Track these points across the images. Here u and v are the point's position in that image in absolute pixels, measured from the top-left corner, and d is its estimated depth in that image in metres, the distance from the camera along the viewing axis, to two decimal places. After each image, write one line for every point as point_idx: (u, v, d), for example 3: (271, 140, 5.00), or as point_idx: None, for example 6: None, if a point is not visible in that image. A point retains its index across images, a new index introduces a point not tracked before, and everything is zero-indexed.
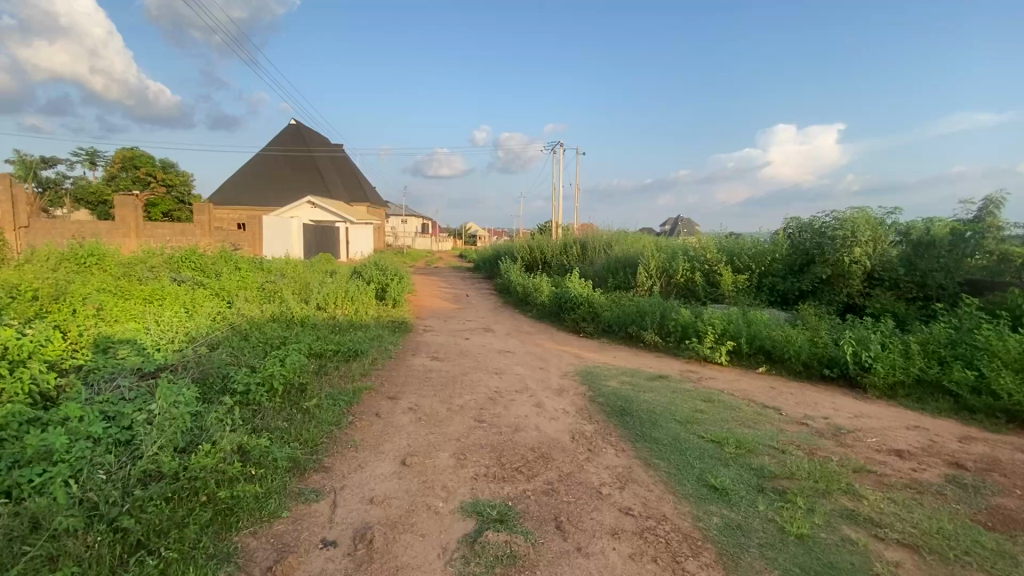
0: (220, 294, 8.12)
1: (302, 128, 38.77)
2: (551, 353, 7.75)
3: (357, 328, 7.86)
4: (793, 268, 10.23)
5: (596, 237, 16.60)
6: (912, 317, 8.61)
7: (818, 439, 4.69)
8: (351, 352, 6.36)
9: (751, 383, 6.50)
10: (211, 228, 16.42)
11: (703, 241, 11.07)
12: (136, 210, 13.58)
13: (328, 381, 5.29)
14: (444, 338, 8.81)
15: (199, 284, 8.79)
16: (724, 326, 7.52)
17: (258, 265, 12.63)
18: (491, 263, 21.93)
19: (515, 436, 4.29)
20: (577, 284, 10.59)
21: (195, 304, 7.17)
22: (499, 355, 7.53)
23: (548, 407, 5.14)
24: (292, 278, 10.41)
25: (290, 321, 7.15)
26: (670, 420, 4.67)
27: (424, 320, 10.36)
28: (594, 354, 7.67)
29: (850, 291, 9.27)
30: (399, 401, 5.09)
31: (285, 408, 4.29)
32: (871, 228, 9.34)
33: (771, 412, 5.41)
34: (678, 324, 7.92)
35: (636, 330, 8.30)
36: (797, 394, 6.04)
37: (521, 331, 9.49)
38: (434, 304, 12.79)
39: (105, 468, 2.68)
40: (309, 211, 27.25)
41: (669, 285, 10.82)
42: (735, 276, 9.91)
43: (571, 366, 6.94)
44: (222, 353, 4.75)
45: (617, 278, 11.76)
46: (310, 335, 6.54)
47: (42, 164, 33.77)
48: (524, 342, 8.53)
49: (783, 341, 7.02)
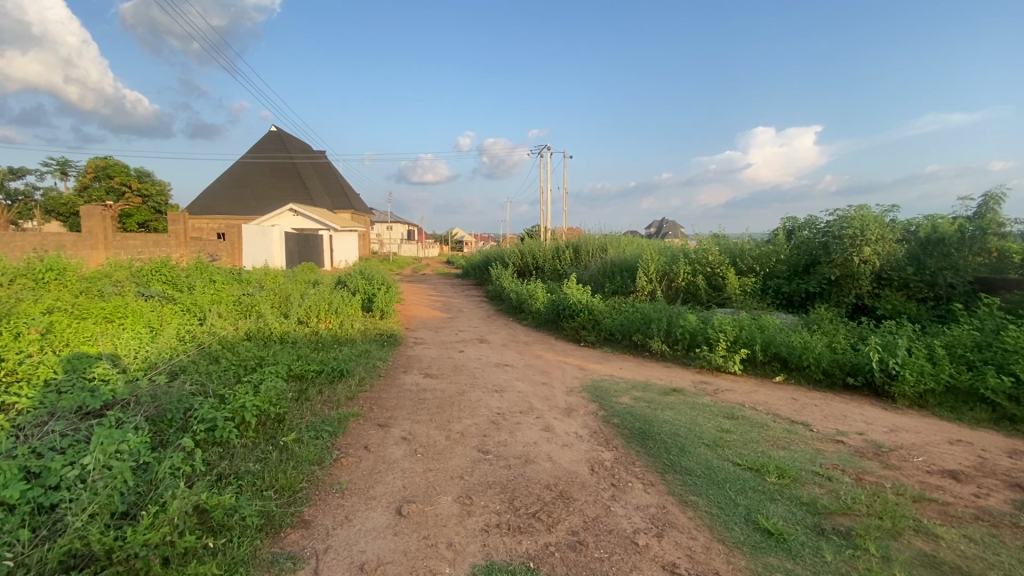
0: (191, 310, 7.46)
1: (283, 135, 37.92)
2: (552, 365, 7.20)
3: (343, 344, 7.24)
4: (798, 269, 9.85)
5: (589, 240, 16.15)
6: (924, 318, 8.25)
7: (861, 460, 4.22)
8: (336, 372, 5.78)
9: (772, 395, 6.03)
10: (187, 238, 15.66)
11: (704, 243, 10.64)
12: (104, 221, 12.75)
13: (310, 408, 4.71)
14: (436, 351, 8.21)
15: (169, 299, 8.11)
16: (736, 332, 7.04)
17: (235, 277, 11.88)
18: (481, 269, 21.34)
19: (526, 469, 3.75)
20: (574, 290, 10.08)
21: (163, 322, 6.50)
22: (498, 369, 6.95)
23: (558, 430, 4.60)
24: (271, 290, 9.75)
25: (268, 338, 6.53)
26: (698, 443, 4.16)
27: (414, 332, 9.77)
28: (599, 365, 7.15)
29: (859, 292, 8.88)
30: (390, 429, 4.51)
31: (257, 448, 3.70)
32: (879, 226, 8.98)
33: (801, 429, 4.94)
34: (686, 331, 7.43)
35: (642, 338, 7.79)
36: (823, 407, 5.59)
37: (518, 342, 8.93)
38: (424, 314, 12.16)
39: (16, 551, 2.08)
40: (291, 219, 26.39)
41: (669, 289, 10.37)
42: (739, 279, 9.48)
43: (576, 380, 6.41)
44: (186, 382, 4.14)
45: (615, 283, 11.28)
46: (290, 354, 5.94)
47: (9, 174, 32.44)
48: (523, 354, 7.97)
49: (801, 348, 6.57)
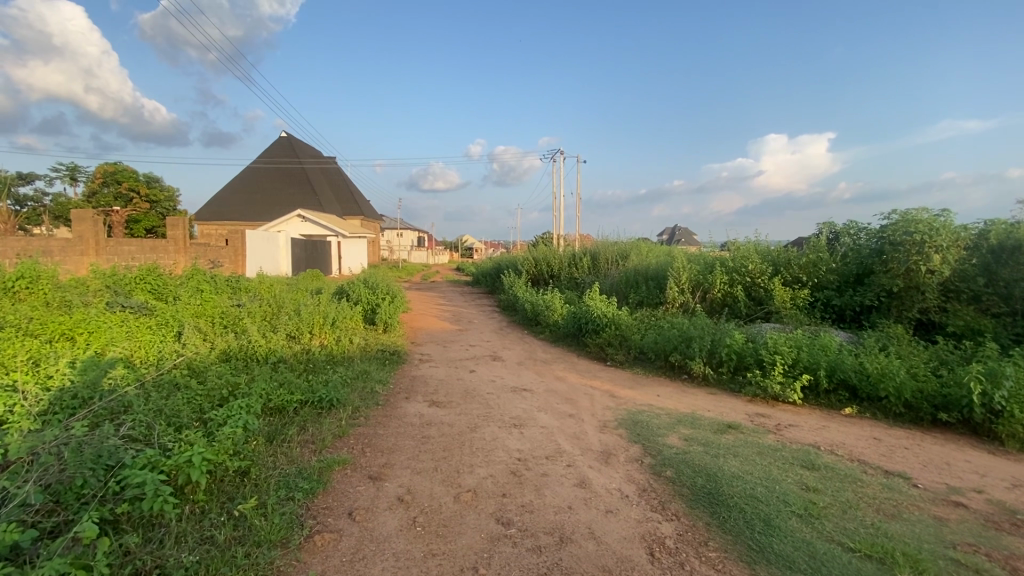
0: (169, 325, 6.61)
1: (293, 140, 37.47)
2: (578, 391, 6.21)
3: (337, 364, 6.32)
4: (849, 280, 8.76)
5: (607, 246, 15.15)
6: (1003, 336, 7.15)
7: (1003, 537, 3.19)
8: (324, 401, 4.86)
9: (847, 434, 4.99)
10: (187, 243, 14.97)
11: (741, 250, 9.59)
12: (97, 226, 12.01)
13: (286, 454, 3.79)
14: (444, 372, 7.23)
15: (148, 312, 7.29)
16: (795, 354, 6.02)
17: (230, 287, 11.03)
18: (492, 277, 20.36)
19: (563, 554, 2.76)
20: (598, 301, 9.08)
21: (131, 340, 5.67)
22: (516, 396, 5.97)
23: (598, 487, 3.62)
24: (265, 301, 8.88)
25: (249, 360, 5.65)
26: (786, 513, 3.15)
27: (420, 348, 8.82)
28: (633, 392, 6.15)
29: (924, 305, 7.80)
30: (384, 483, 3.56)
31: (202, 522, 2.80)
32: (948, 230, 7.86)
33: (902, 484, 3.90)
34: (732, 352, 6.41)
35: (680, 359, 6.77)
36: (917, 452, 4.55)
37: (535, 360, 7.93)
38: (431, 326, 11.19)
39: None
40: (299, 225, 25.73)
41: (703, 301, 9.34)
42: (784, 291, 8.42)
43: (609, 411, 5.41)
44: (123, 426, 3.26)
45: (640, 294, 10.27)
46: (272, 379, 5.04)
47: (19, 180, 32.28)
48: (542, 376, 6.97)
49: (876, 375, 5.52)
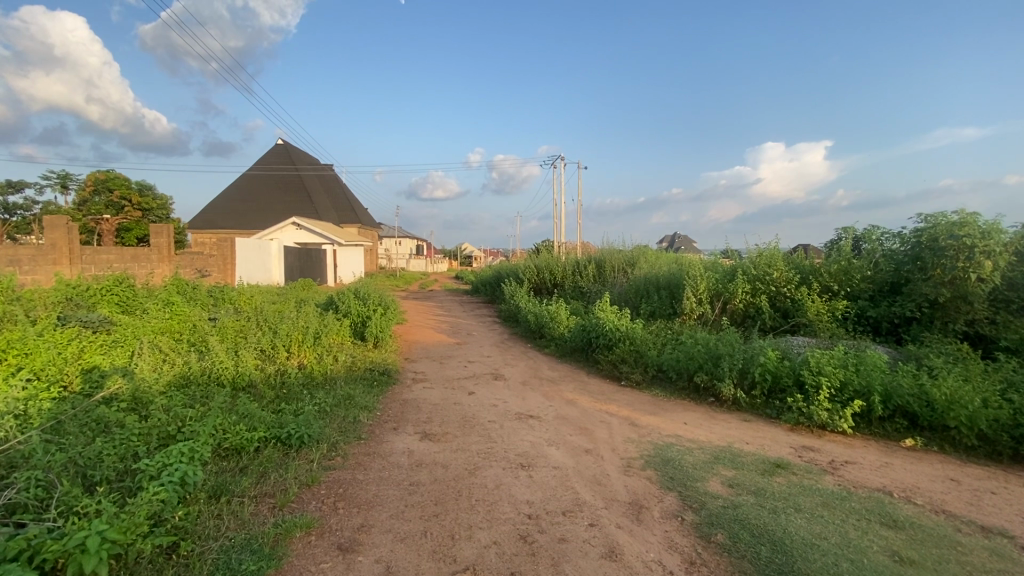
0: (123, 346, 5.77)
1: (289, 147, 36.83)
2: (593, 418, 5.39)
3: (316, 389, 5.51)
4: (884, 289, 7.98)
5: (613, 253, 14.38)
6: None
7: None
8: (293, 437, 4.05)
9: (917, 474, 4.20)
10: (171, 252, 14.22)
11: (763, 255, 8.80)
12: (70, 232, 11.21)
13: (234, 516, 3.00)
14: (440, 394, 6.41)
15: (107, 329, 6.51)
16: (842, 377, 5.23)
17: (210, 298, 10.20)
18: (492, 286, 19.55)
19: None
20: (609, 312, 8.29)
21: (71, 365, 4.85)
22: (521, 425, 5.16)
23: (633, 559, 2.82)
24: (244, 314, 8.07)
25: (210, 388, 4.83)
26: None
27: (414, 365, 8.00)
28: (656, 420, 5.36)
29: (972, 317, 7.01)
30: (357, 558, 2.75)
31: None
32: (999, 234, 7.05)
33: (1012, 548, 3.10)
34: (767, 372, 5.65)
35: (707, 380, 5.98)
36: (1010, 501, 3.76)
37: (541, 379, 7.12)
38: (427, 339, 10.35)
39: None
40: (293, 233, 24.92)
41: (722, 312, 8.57)
42: (814, 303, 7.66)
43: (631, 446, 4.61)
44: (9, 491, 2.49)
45: (653, 304, 9.49)
46: (231, 411, 4.24)
47: (8, 188, 31.52)
48: (550, 399, 6.15)
49: (942, 402, 4.75)
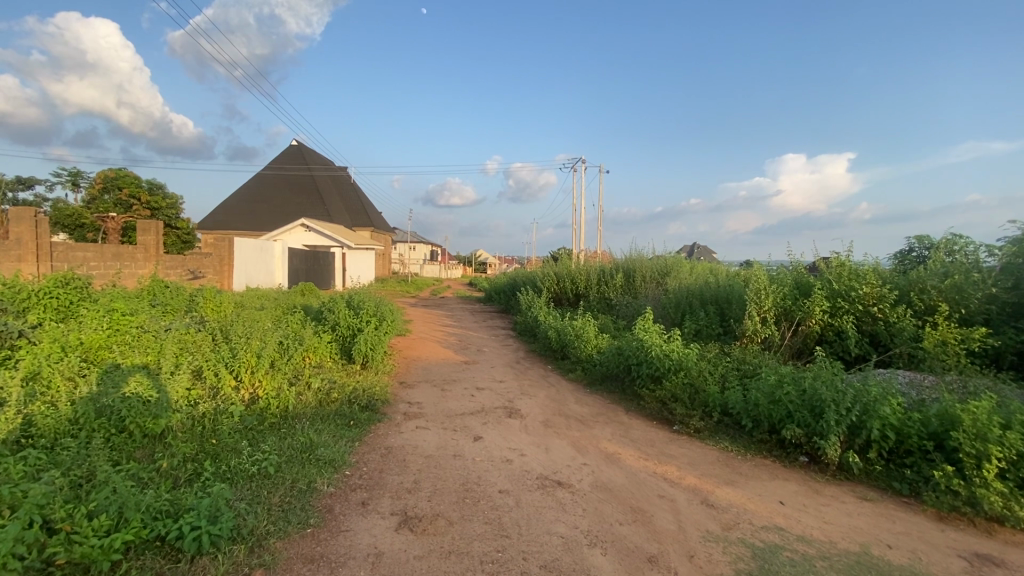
0: (16, 365, 4.33)
1: (303, 148, 35.88)
2: (647, 492, 3.78)
3: (260, 441, 3.97)
4: (1009, 312, 6.22)
5: (645, 261, 12.73)
6: None
7: None
8: (185, 538, 2.51)
9: None
10: (159, 252, 13.01)
11: (846, 265, 7.08)
12: (39, 227, 9.92)
13: None
14: (436, 439, 4.85)
15: (15, 343, 5.09)
16: (1019, 445, 3.58)
17: (184, 303, 8.81)
18: (507, 295, 17.99)
19: None
20: (653, 332, 6.68)
21: None
22: (545, 501, 3.57)
23: None
24: (206, 324, 6.63)
25: (97, 444, 3.35)
26: None
27: (409, 393, 6.45)
28: (741, 498, 3.73)
29: None
30: None
31: None
32: None
33: None
34: (892, 429, 4.03)
35: (800, 435, 4.35)
36: None
37: (568, 419, 5.52)
38: (431, 357, 8.81)
39: None
40: (301, 235, 23.63)
41: (795, 335, 6.88)
42: (927, 332, 5.96)
43: (717, 553, 3.00)
44: None
45: (701, 321, 7.84)
46: (98, 486, 2.75)
47: (19, 184, 31.00)
48: (583, 453, 4.55)
49: None
